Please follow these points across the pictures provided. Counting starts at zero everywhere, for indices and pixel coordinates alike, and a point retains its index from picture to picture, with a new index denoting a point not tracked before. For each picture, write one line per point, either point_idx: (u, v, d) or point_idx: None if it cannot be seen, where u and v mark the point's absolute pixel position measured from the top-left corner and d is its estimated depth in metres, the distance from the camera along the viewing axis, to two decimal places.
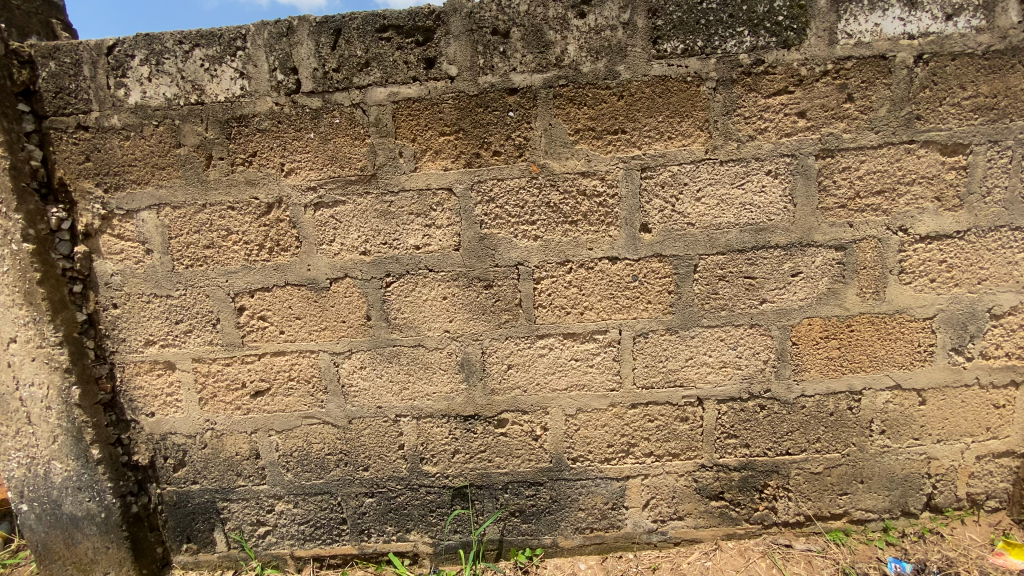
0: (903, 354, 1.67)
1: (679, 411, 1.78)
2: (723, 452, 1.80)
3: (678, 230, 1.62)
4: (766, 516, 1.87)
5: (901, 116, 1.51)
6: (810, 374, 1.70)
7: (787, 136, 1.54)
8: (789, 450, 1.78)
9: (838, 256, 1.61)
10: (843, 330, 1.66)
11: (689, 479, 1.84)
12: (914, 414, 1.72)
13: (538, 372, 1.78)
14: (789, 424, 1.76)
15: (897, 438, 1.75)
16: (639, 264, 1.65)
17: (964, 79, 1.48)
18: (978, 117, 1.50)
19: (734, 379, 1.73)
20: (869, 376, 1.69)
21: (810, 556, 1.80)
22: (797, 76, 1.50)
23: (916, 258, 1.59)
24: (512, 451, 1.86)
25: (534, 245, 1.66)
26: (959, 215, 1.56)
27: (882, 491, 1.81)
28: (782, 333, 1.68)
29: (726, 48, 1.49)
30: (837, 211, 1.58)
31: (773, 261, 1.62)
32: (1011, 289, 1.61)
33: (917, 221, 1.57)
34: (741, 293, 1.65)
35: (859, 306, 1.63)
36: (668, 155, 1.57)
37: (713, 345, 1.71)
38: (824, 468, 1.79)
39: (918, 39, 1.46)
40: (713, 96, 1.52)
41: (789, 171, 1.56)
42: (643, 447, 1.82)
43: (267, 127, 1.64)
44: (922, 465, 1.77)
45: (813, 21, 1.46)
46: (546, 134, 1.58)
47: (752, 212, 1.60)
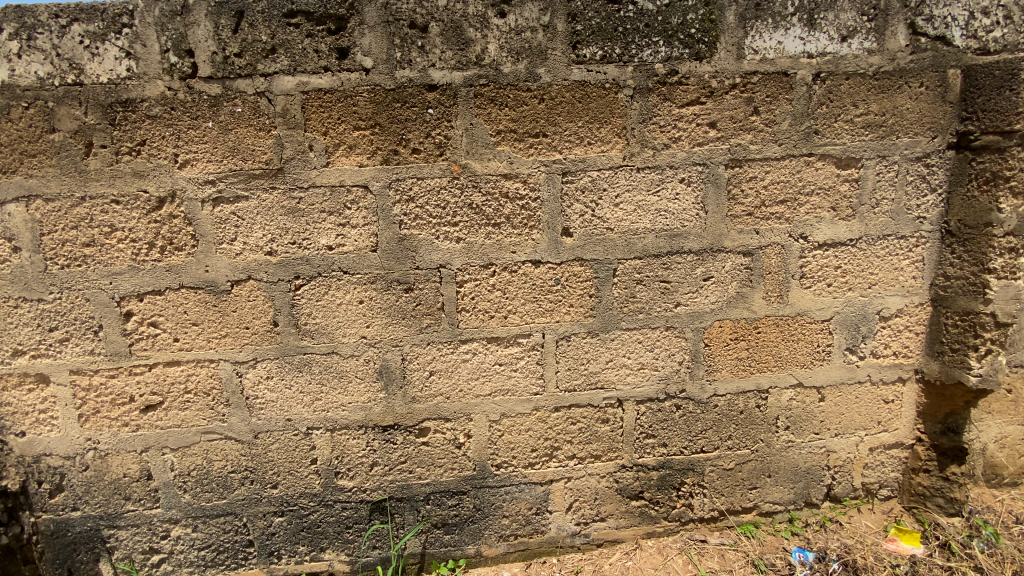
0: (804, 353, 1.77)
1: (600, 413, 1.79)
2: (642, 452, 1.83)
3: (599, 234, 1.63)
4: (683, 513, 1.92)
5: (801, 130, 1.60)
6: (722, 374, 1.77)
7: (699, 145, 1.59)
8: (703, 448, 1.84)
9: (746, 261, 1.68)
10: (751, 332, 1.74)
11: (611, 480, 1.86)
12: (815, 410, 1.83)
13: (461, 379, 1.72)
14: (703, 423, 1.82)
15: (800, 433, 1.85)
16: (561, 267, 1.65)
17: (856, 97, 1.59)
18: (868, 133, 1.62)
19: (652, 380, 1.76)
20: (775, 375, 1.78)
21: (723, 550, 1.87)
22: (708, 88, 1.55)
23: (815, 264, 1.69)
24: (433, 461, 1.80)
25: (456, 247, 1.61)
26: (852, 224, 1.68)
27: (788, 484, 1.91)
28: (695, 335, 1.73)
29: (643, 57, 1.52)
30: (745, 218, 1.65)
31: (687, 266, 1.67)
32: (897, 293, 1.75)
33: (815, 229, 1.67)
34: (657, 296, 1.69)
35: (765, 309, 1.72)
36: (588, 160, 1.58)
37: (632, 347, 1.73)
38: (735, 464, 1.87)
39: (816, 58, 1.55)
40: (630, 103, 1.54)
41: (702, 179, 1.61)
42: (566, 450, 1.82)
43: (158, 114, 1.48)
44: (822, 458, 1.89)
45: (722, 36, 1.52)
46: (466, 134, 1.53)
47: (668, 218, 1.63)
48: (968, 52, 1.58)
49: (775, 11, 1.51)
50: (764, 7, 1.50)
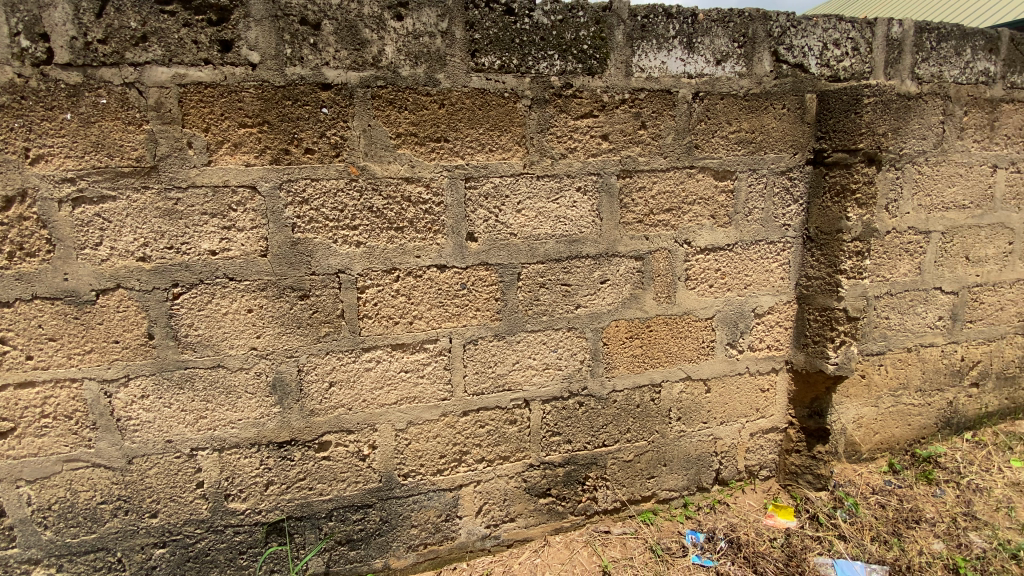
0: (691, 349, 1.91)
1: (507, 415, 1.81)
2: (548, 450, 1.88)
3: (502, 239, 1.66)
4: (588, 506, 1.99)
5: (683, 144, 1.73)
6: (620, 371, 1.87)
7: (593, 156, 1.67)
8: (605, 442, 1.93)
9: (638, 265, 1.79)
10: (645, 331, 1.85)
11: (519, 480, 1.89)
12: (702, 401, 1.98)
13: (364, 389, 1.66)
14: (604, 418, 1.90)
15: (690, 422, 2.00)
16: (466, 272, 1.65)
17: (730, 116, 1.76)
18: (741, 149, 1.79)
19: (556, 379, 1.82)
20: (666, 369, 1.91)
21: (625, 539, 1.96)
22: (601, 101, 1.63)
23: (698, 267, 1.84)
24: (336, 475, 1.72)
25: (357, 251, 1.55)
26: (728, 231, 1.85)
27: (682, 471, 2.05)
28: (595, 334, 1.81)
29: (539, 69, 1.57)
30: (636, 225, 1.76)
31: (585, 270, 1.75)
32: (768, 292, 1.95)
33: (697, 235, 1.82)
34: (558, 299, 1.75)
35: (656, 309, 1.84)
36: (490, 167, 1.60)
37: (537, 348, 1.78)
38: (634, 456, 1.97)
39: (695, 78, 1.69)
40: (528, 113, 1.59)
41: (597, 189, 1.70)
42: (475, 453, 1.82)
43: (4, 103, 1.30)
44: (710, 445, 2.05)
45: (612, 53, 1.61)
46: (364, 136, 1.49)
47: (567, 225, 1.70)
48: (822, 79, 1.81)
49: (659, 33, 1.63)
50: (648, 28, 1.62)
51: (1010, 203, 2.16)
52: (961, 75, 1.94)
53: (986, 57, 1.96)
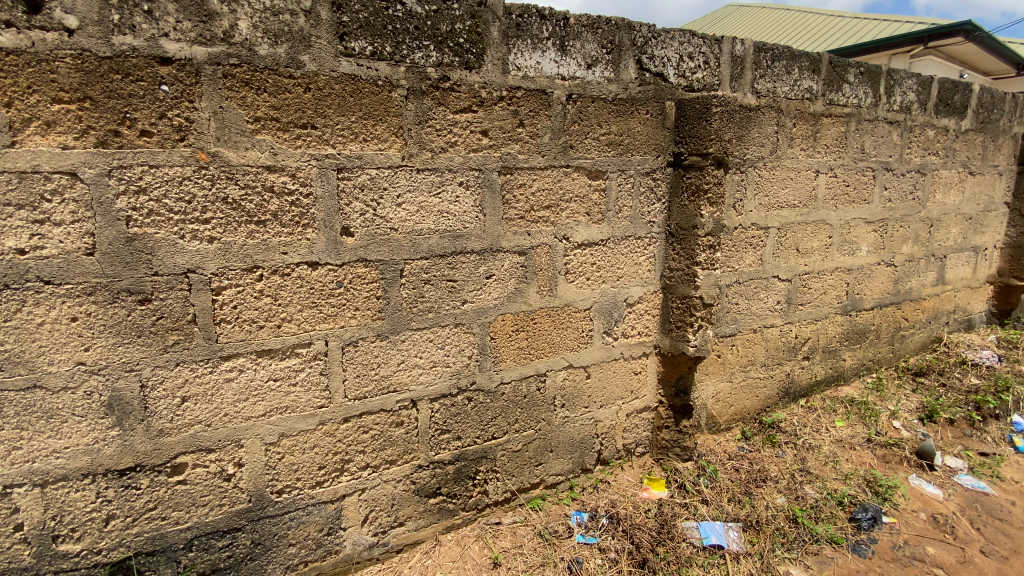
0: (572, 339, 2.00)
1: (393, 417, 1.71)
2: (437, 449, 1.82)
3: (382, 234, 1.56)
4: (479, 500, 1.96)
5: (559, 143, 1.80)
6: (507, 364, 1.89)
7: (474, 151, 1.65)
8: (494, 435, 1.92)
9: (520, 260, 1.82)
10: (529, 323, 1.90)
11: (407, 482, 1.79)
12: (583, 386, 2.08)
13: (226, 402, 1.49)
14: (492, 411, 1.90)
15: (574, 408, 2.08)
16: (342, 269, 1.53)
17: (601, 118, 1.86)
18: (611, 150, 1.90)
19: (444, 377, 1.77)
20: (550, 359, 1.97)
21: (515, 528, 1.95)
22: (479, 97, 1.62)
23: (576, 261, 1.93)
24: (195, 500, 1.52)
25: (210, 248, 1.38)
26: (602, 227, 1.96)
27: (567, 455, 2.11)
28: (482, 330, 1.81)
29: (414, 59, 1.50)
30: (518, 221, 1.78)
31: (470, 265, 1.73)
32: (638, 284, 2.10)
33: (574, 231, 1.90)
34: (444, 295, 1.70)
35: (539, 302, 1.89)
36: (365, 157, 1.50)
37: (423, 346, 1.71)
38: (522, 445, 1.99)
39: (568, 80, 1.76)
40: (404, 103, 1.51)
41: (479, 184, 1.69)
42: (358, 461, 1.69)
43: None
44: (592, 428, 2.15)
45: (488, 49, 1.60)
46: (215, 119, 1.33)
47: (450, 220, 1.66)
48: (679, 88, 1.98)
49: (533, 33, 1.66)
50: (523, 28, 1.64)
51: (829, 202, 2.55)
52: (791, 91, 2.25)
53: (809, 77, 2.29)
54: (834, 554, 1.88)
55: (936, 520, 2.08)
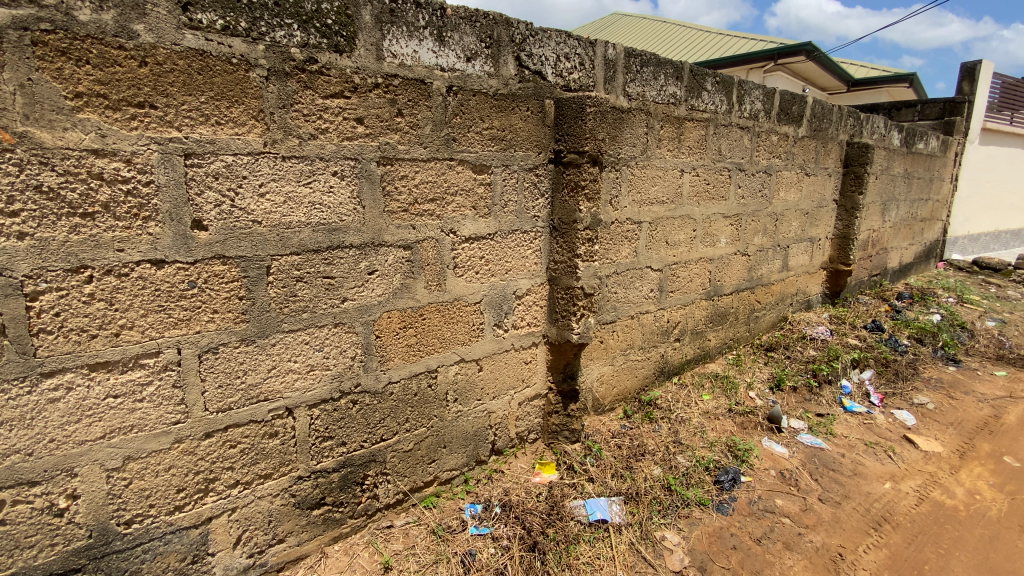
0: (463, 332, 1.92)
1: (266, 428, 1.55)
2: (319, 458, 1.67)
3: (242, 228, 1.41)
4: (368, 506, 1.83)
5: (441, 136, 1.69)
6: (394, 363, 1.76)
7: (348, 139, 1.52)
8: (383, 437, 1.80)
9: (406, 254, 1.71)
10: (417, 319, 1.78)
11: (286, 496, 1.64)
12: (476, 379, 2.01)
13: (52, 426, 1.26)
14: (380, 413, 1.77)
15: (466, 402, 2.00)
16: (194, 268, 1.36)
17: (482, 113, 1.78)
18: (494, 144, 1.84)
19: (323, 380, 1.63)
20: (441, 355, 1.87)
21: (408, 529, 1.85)
22: (351, 82, 1.49)
23: (464, 255, 1.85)
24: (17, 544, 1.27)
25: (22, 245, 1.17)
26: (488, 221, 1.89)
27: (461, 449, 2.03)
28: (365, 328, 1.67)
29: (275, 38, 1.36)
30: (401, 214, 1.66)
31: (348, 261, 1.59)
32: (525, 277, 2.08)
33: (461, 225, 1.81)
34: (320, 293, 1.56)
35: (427, 297, 1.79)
36: (218, 143, 1.34)
37: (298, 349, 1.56)
38: (413, 444, 1.88)
39: (447, 72, 1.66)
40: (265, 85, 1.37)
41: (356, 174, 1.55)
42: (226, 479, 1.52)
43: None
44: (485, 420, 2.09)
45: (360, 33, 1.48)
46: (21, 93, 1.12)
47: (323, 212, 1.52)
48: (558, 87, 1.98)
49: (408, 20, 1.56)
50: (397, 14, 1.53)
51: (693, 199, 2.82)
52: (657, 96, 2.43)
53: (673, 83, 2.50)
54: (702, 515, 2.07)
55: (783, 475, 2.38)
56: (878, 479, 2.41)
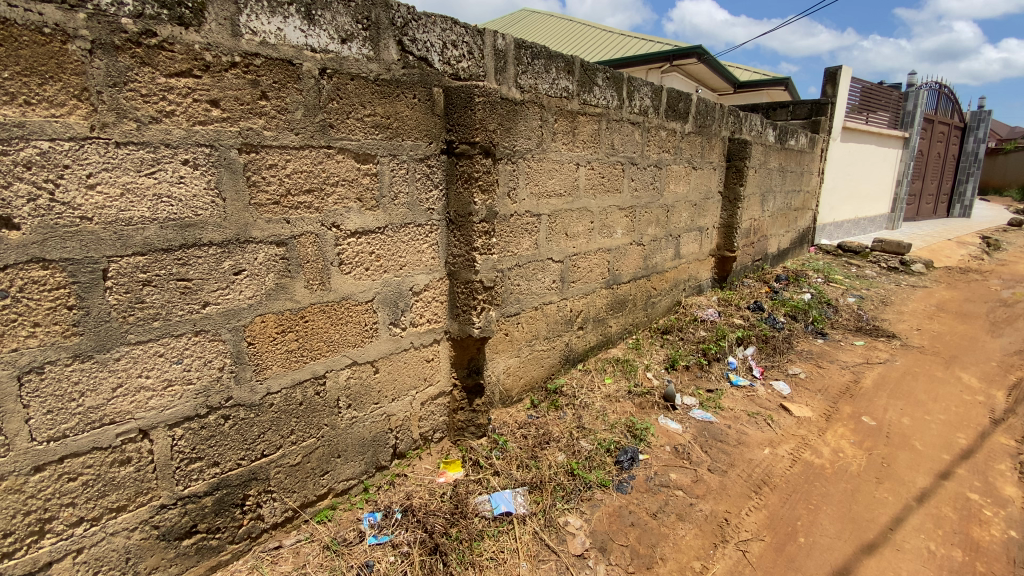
0: (353, 334, 1.81)
1: (115, 455, 1.36)
2: (187, 482, 1.50)
3: (67, 226, 1.21)
4: (252, 528, 1.68)
5: (315, 122, 1.57)
6: (273, 371, 1.62)
7: (201, 124, 1.36)
8: (264, 453, 1.65)
9: (280, 251, 1.57)
10: (297, 322, 1.65)
11: (147, 529, 1.45)
12: (371, 382, 1.90)
13: None
14: (259, 426, 1.62)
15: (361, 407, 1.89)
16: (5, 274, 1.15)
17: (363, 99, 1.67)
18: (378, 133, 1.73)
19: (186, 396, 1.45)
20: (328, 359, 1.75)
21: (298, 548, 1.72)
22: (202, 60, 1.33)
23: (350, 251, 1.74)
24: None
25: None
26: (376, 214, 1.79)
27: (357, 457, 1.93)
28: (233, 335, 1.52)
29: (99, 6, 1.17)
30: (271, 207, 1.52)
31: (209, 260, 1.43)
32: (422, 271, 2.00)
33: (345, 218, 1.70)
34: (174, 298, 1.39)
35: (308, 297, 1.66)
36: (29, 125, 1.14)
37: (151, 363, 1.38)
38: (302, 457, 1.75)
39: (319, 53, 1.54)
40: (88, 60, 1.18)
41: (212, 163, 1.39)
42: (67, 517, 1.31)
43: None
44: (384, 423, 1.99)
45: (210, 6, 1.32)
46: None
47: (172, 206, 1.35)
48: (445, 76, 1.90)
49: None
50: None
51: (589, 191, 2.89)
52: (550, 89, 2.44)
53: (565, 77, 2.52)
54: (603, 496, 2.14)
55: (677, 450, 2.53)
56: (759, 446, 2.64)
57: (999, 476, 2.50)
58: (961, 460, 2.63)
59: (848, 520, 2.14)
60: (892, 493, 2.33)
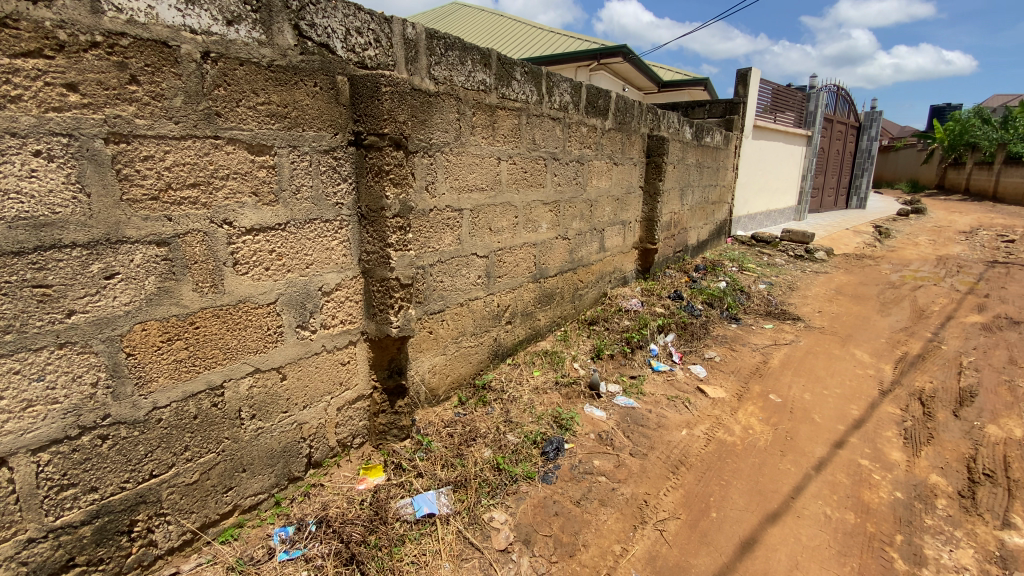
0: (254, 339, 1.69)
1: None
2: (59, 512, 1.34)
3: None
4: (144, 555, 1.54)
5: (199, 110, 1.44)
6: (160, 383, 1.48)
7: (56, 110, 1.21)
8: (154, 473, 1.51)
9: (162, 252, 1.44)
10: (186, 328, 1.52)
11: (9, 568, 1.29)
12: (278, 390, 1.79)
13: None
14: (146, 444, 1.48)
15: (268, 416, 1.78)
16: None
17: (255, 86, 1.56)
18: (274, 123, 1.63)
19: (52, 417, 1.30)
20: (226, 367, 1.63)
21: (199, 572, 1.60)
22: (54, 39, 1.19)
23: (246, 250, 1.62)
24: None
25: None
26: (276, 209, 1.68)
27: (266, 469, 1.81)
28: (109, 347, 1.37)
29: None
30: (148, 203, 1.39)
31: (73, 264, 1.28)
32: (332, 270, 1.90)
33: (239, 215, 1.58)
34: (31, 307, 1.23)
35: (198, 301, 1.53)
36: None
37: (5, 382, 1.22)
38: (200, 474, 1.62)
39: (200, 35, 1.41)
40: None
41: (71, 155, 1.25)
42: None
43: None
44: (295, 432, 1.89)
45: None
46: None
47: (23, 204, 1.19)
48: (350, 64, 1.81)
49: None
50: None
51: (512, 185, 2.89)
52: (466, 82, 2.40)
53: (481, 70, 2.49)
54: (528, 488, 2.16)
55: (601, 437, 2.59)
56: (677, 428, 2.77)
57: (885, 441, 2.77)
58: (853, 429, 2.89)
59: (755, 493, 2.29)
60: (794, 464, 2.53)
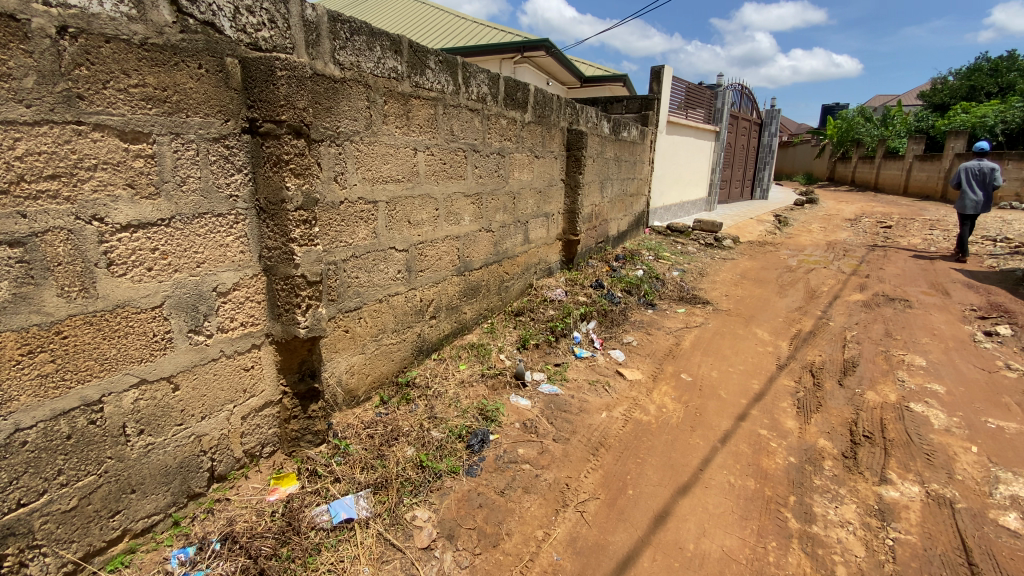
0: (137, 347, 1.54)
1: None
2: None
3: None
4: None
5: (55, 92, 1.28)
6: (22, 402, 1.31)
7: None
8: (20, 503, 1.33)
9: (16, 253, 1.26)
10: (51, 339, 1.35)
11: None
12: (170, 402, 1.65)
13: None
14: (9, 472, 1.30)
15: (159, 431, 1.63)
16: None
17: (126, 66, 1.40)
18: (151, 107, 1.48)
19: None
20: (104, 380, 1.47)
21: None
22: None
23: (123, 249, 1.46)
24: None
25: None
26: (157, 203, 1.53)
27: (160, 488, 1.66)
28: None
29: None
30: None
31: None
32: (228, 268, 1.76)
33: (111, 210, 1.43)
34: None
35: (66, 308, 1.37)
36: None
37: None
38: (79, 500, 1.45)
39: (54, 7, 1.25)
40: None
41: None
42: None
43: None
44: (193, 446, 1.74)
45: None
46: None
47: None
48: (241, 45, 1.67)
49: None
50: None
51: (430, 177, 2.84)
52: (376, 69, 2.31)
53: (391, 57, 2.40)
54: (453, 483, 2.15)
55: (526, 426, 2.64)
56: (598, 411, 2.87)
57: (781, 411, 3.04)
58: (754, 402, 3.15)
59: (668, 468, 2.43)
60: (702, 438, 2.71)
